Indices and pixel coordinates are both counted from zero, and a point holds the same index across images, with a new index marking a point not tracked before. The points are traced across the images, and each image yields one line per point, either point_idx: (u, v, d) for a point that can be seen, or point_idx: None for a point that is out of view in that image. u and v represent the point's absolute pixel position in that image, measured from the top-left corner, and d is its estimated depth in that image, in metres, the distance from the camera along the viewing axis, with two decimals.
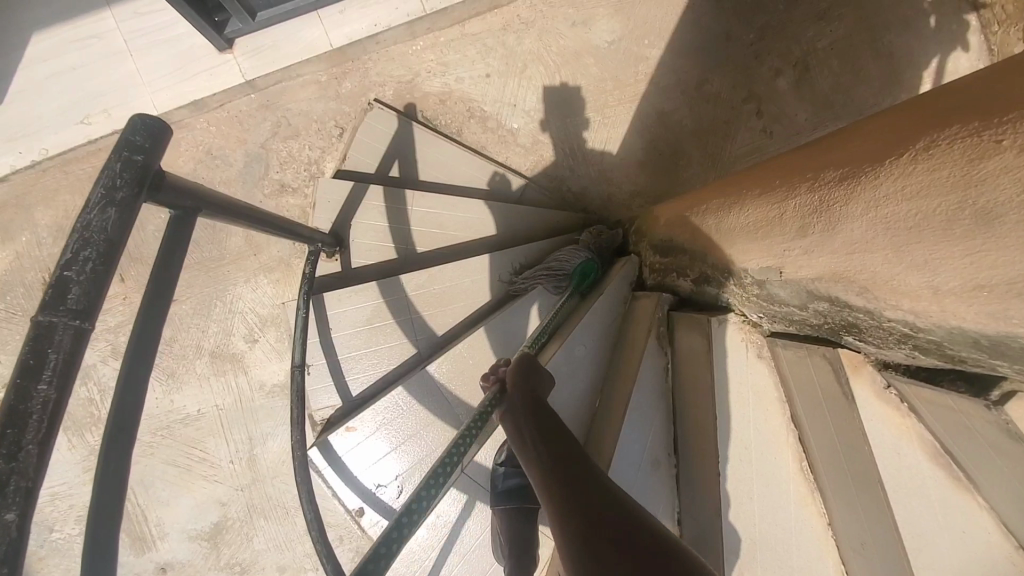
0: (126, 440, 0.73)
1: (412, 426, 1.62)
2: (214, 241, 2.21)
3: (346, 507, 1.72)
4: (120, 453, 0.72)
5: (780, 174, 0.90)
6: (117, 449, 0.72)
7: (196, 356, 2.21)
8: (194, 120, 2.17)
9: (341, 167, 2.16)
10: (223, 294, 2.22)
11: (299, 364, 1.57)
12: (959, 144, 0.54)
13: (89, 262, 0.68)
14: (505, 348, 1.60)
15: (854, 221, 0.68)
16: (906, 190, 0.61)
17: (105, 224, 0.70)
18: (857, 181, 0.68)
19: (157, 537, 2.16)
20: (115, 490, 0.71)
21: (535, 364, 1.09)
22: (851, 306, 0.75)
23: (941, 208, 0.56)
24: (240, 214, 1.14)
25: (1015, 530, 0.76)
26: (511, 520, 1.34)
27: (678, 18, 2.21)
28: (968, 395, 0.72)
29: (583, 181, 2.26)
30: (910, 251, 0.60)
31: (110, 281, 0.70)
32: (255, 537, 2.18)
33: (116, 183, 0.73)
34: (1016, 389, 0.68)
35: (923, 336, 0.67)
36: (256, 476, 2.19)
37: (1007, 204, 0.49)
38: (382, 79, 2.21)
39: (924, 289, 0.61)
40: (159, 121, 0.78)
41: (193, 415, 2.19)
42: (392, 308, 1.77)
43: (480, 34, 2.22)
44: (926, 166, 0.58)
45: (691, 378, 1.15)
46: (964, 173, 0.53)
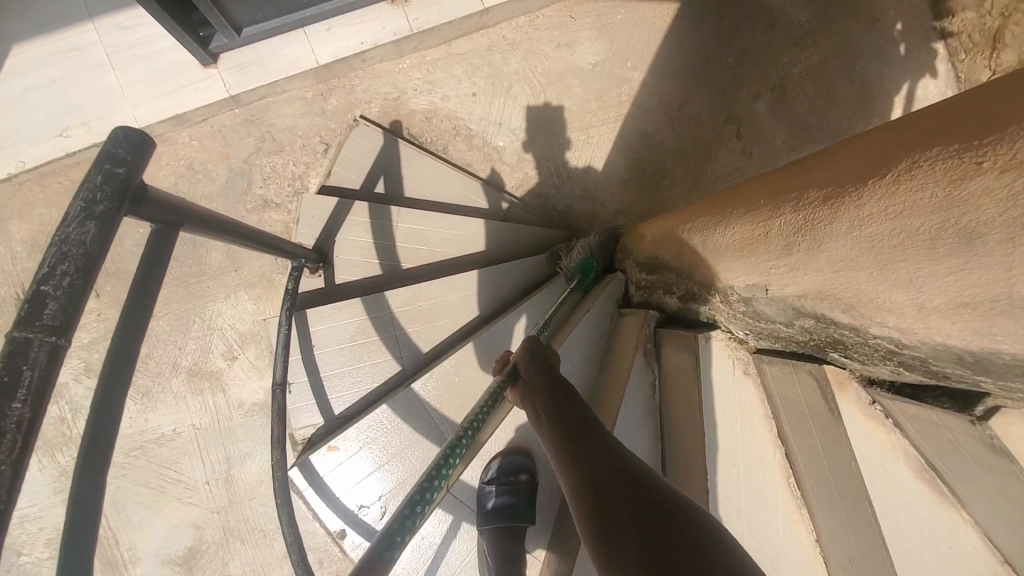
0: (101, 471, 0.70)
1: (396, 444, 1.59)
2: (194, 256, 2.17)
3: (328, 528, 1.68)
4: (94, 484, 0.69)
5: (764, 193, 0.91)
6: (90, 479, 0.69)
7: (172, 374, 2.15)
8: (176, 134, 2.15)
9: (326, 183, 2.14)
10: (203, 311, 2.18)
11: (281, 382, 1.53)
12: (941, 165, 0.56)
13: (67, 275, 0.66)
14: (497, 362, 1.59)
15: (839, 238, 0.69)
16: (888, 210, 0.62)
17: (84, 238, 0.68)
18: (841, 201, 0.69)
19: (128, 563, 2.08)
20: (87, 525, 0.67)
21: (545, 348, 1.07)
22: (837, 323, 0.76)
23: (925, 228, 0.57)
24: (224, 229, 1.12)
25: (1001, 545, 0.76)
26: (501, 542, 1.32)
27: (660, 42, 2.26)
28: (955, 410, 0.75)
29: (568, 199, 2.28)
30: (894, 269, 0.62)
31: (88, 297, 0.67)
32: (231, 562, 2.10)
33: (97, 196, 0.71)
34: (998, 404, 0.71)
35: (907, 352, 0.68)
36: (233, 498, 2.12)
37: (988, 225, 0.51)
38: (369, 96, 2.21)
39: (909, 306, 0.62)
40: (143, 134, 0.77)
41: (168, 435, 2.13)
42: (377, 325, 1.75)
43: (466, 54, 2.24)
44: (907, 188, 0.60)
45: (678, 394, 1.16)
46: (945, 193, 0.55)
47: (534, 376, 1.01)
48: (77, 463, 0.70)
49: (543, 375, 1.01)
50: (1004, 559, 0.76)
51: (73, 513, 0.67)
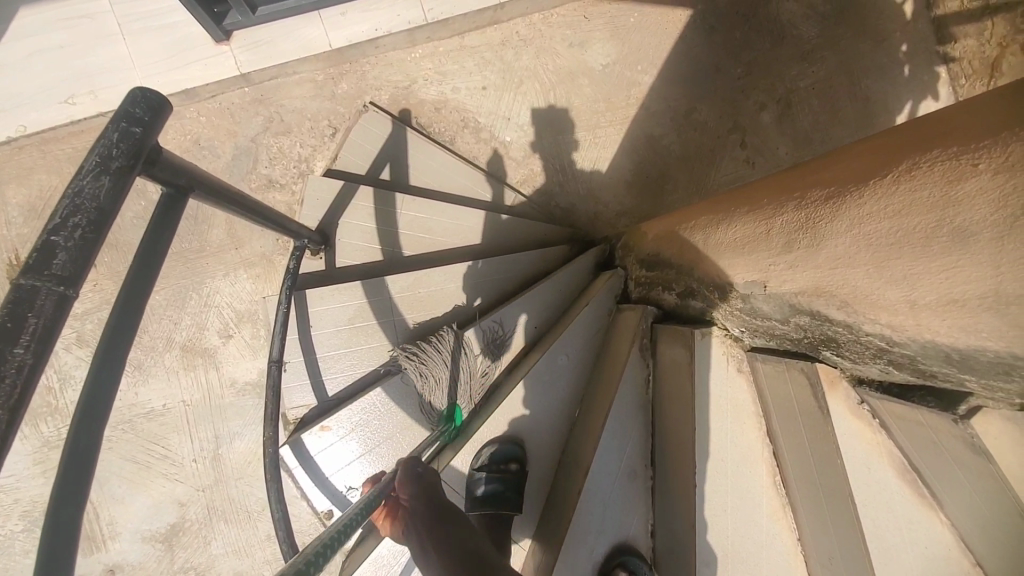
0: (98, 427, 0.71)
1: (388, 429, 1.60)
2: (195, 232, 2.17)
3: (314, 508, 1.69)
4: (90, 440, 0.71)
5: (768, 192, 0.93)
6: (86, 436, 0.70)
7: (165, 348, 2.14)
8: (184, 108, 2.15)
9: (332, 166, 2.14)
10: (200, 287, 2.17)
11: (276, 360, 1.53)
12: (939, 166, 0.59)
13: (79, 228, 0.67)
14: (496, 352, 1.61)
15: (838, 236, 0.70)
16: (887, 209, 0.64)
17: (97, 192, 0.69)
18: (841, 201, 0.71)
19: (108, 537, 2.09)
20: (80, 477, 0.69)
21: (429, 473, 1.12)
22: (831, 320, 0.77)
23: (921, 227, 0.59)
24: (231, 201, 1.13)
25: (973, 545, 0.79)
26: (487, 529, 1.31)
27: (671, 48, 2.28)
28: (939, 409, 0.79)
29: (570, 198, 2.30)
30: (889, 267, 0.63)
31: (97, 251, 0.68)
32: (213, 541, 2.11)
33: (112, 153, 0.72)
34: (981, 404, 0.75)
35: (897, 350, 0.70)
36: (219, 476, 2.13)
37: (981, 224, 0.53)
38: (379, 83, 2.22)
39: (901, 303, 0.63)
40: (160, 96, 0.78)
41: (158, 410, 2.13)
42: (375, 309, 1.75)
43: (478, 47, 2.25)
44: (906, 188, 0.62)
45: (673, 390, 1.17)
46: (942, 194, 0.57)
47: (416, 500, 1.06)
48: (74, 419, 0.71)
49: (421, 499, 1.06)
50: (975, 560, 0.79)
51: (66, 470, 0.68)
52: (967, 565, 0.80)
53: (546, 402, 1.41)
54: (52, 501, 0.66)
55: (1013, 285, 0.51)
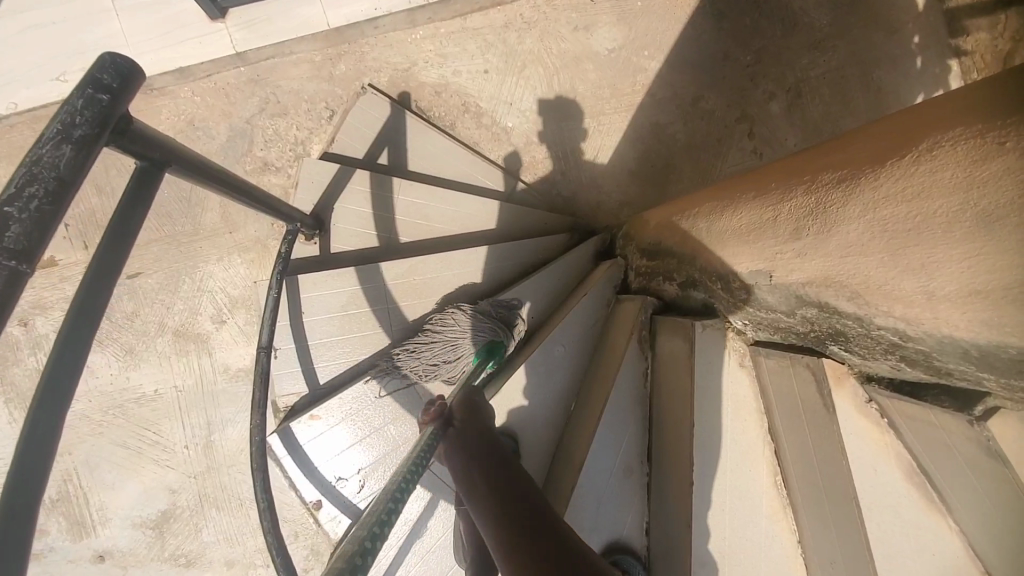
0: (58, 411, 0.67)
1: (379, 419, 1.57)
2: (189, 214, 2.12)
3: (303, 498, 1.62)
4: (49, 425, 0.66)
5: (777, 176, 0.88)
6: (45, 421, 0.66)
7: (158, 333, 2.11)
8: (178, 88, 2.09)
9: (328, 149, 2.10)
10: (193, 271, 2.13)
11: (266, 346, 1.48)
12: (962, 145, 0.54)
13: (35, 199, 0.62)
14: None
15: (851, 222, 0.65)
16: (905, 192, 0.59)
17: (57, 161, 0.65)
18: (855, 183, 0.66)
19: (98, 522, 2.07)
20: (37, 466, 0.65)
21: (478, 404, 0.92)
22: (840, 313, 0.72)
23: (942, 212, 0.54)
24: (214, 178, 1.08)
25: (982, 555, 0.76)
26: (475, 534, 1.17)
27: (679, 33, 2.21)
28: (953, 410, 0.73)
29: (573, 186, 2.24)
30: (906, 255, 0.58)
31: (56, 223, 0.64)
32: (203, 528, 2.09)
33: (75, 120, 0.67)
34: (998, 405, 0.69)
35: (911, 346, 0.65)
36: (211, 463, 2.10)
37: (1009, 206, 0.48)
38: (378, 65, 2.16)
39: (918, 295, 0.58)
40: (131, 63, 0.73)
41: (149, 395, 2.09)
42: (369, 297, 1.70)
43: (481, 29, 2.19)
44: (927, 168, 0.57)
45: (670, 383, 1.12)
46: (966, 174, 0.52)
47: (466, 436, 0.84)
48: (32, 401, 0.67)
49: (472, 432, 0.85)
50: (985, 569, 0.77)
51: (21, 455, 0.64)
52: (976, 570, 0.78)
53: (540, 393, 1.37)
54: (4, 489, 0.62)
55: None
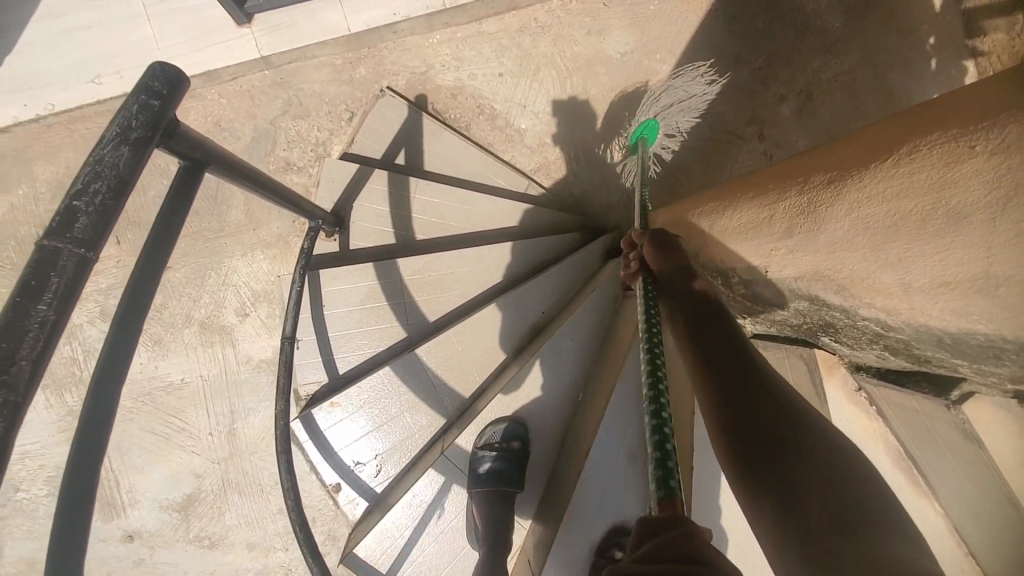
0: (114, 389, 0.75)
1: (395, 408, 1.64)
2: (214, 211, 2.21)
3: (322, 481, 1.71)
4: (105, 400, 0.74)
5: (774, 179, 0.92)
6: (104, 394, 0.74)
7: (185, 325, 2.20)
8: (206, 90, 2.18)
9: (348, 149, 2.18)
10: (218, 266, 2.22)
11: (289, 336, 1.56)
12: (937, 149, 0.58)
13: (99, 195, 0.70)
14: (509, 328, 1.63)
15: (838, 221, 0.70)
16: (886, 192, 0.63)
17: (117, 161, 0.72)
18: (842, 185, 0.71)
19: (128, 504, 2.17)
20: (97, 435, 0.72)
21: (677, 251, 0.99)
22: (829, 305, 0.77)
23: (918, 209, 0.59)
24: (248, 175, 1.15)
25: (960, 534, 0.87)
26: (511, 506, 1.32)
27: (690, 37, 2.26)
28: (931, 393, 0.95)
29: (585, 187, 2.29)
30: (885, 250, 0.63)
31: (117, 216, 0.71)
32: (227, 512, 2.19)
33: (131, 124, 0.75)
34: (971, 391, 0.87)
35: (892, 335, 0.70)
36: (234, 450, 2.19)
37: (976, 205, 0.53)
38: (396, 68, 2.24)
39: (895, 287, 0.63)
40: (179, 72, 0.81)
41: (177, 383, 2.19)
42: (386, 291, 1.77)
43: (496, 34, 2.26)
44: (907, 170, 0.61)
45: None
46: (940, 176, 0.57)
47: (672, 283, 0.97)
48: (92, 378, 0.75)
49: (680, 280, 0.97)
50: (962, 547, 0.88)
51: (87, 423, 0.72)
52: None
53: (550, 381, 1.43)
54: (70, 450, 0.71)
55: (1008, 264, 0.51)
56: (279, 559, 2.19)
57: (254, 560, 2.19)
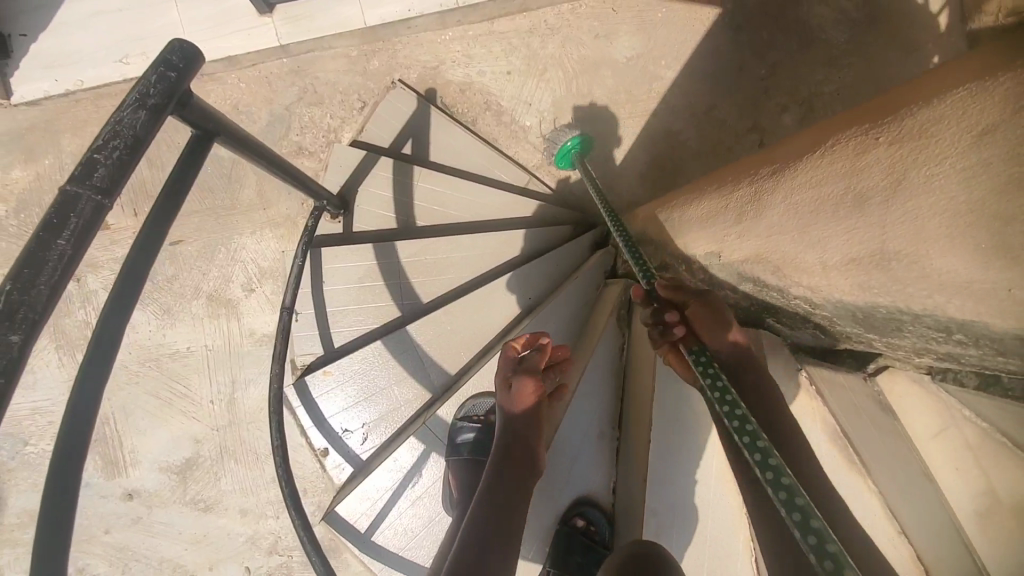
0: (118, 326, 0.83)
1: (384, 381, 1.72)
2: (228, 190, 2.32)
3: (312, 445, 1.80)
4: (110, 334, 0.82)
5: (736, 173, 0.99)
6: (109, 331, 0.82)
7: (193, 297, 2.31)
8: (226, 74, 2.29)
9: (358, 137, 2.28)
10: (229, 243, 2.32)
11: (288, 307, 1.64)
12: (854, 141, 0.65)
13: (117, 150, 0.78)
14: (498, 309, 1.71)
15: (777, 207, 0.77)
16: (814, 180, 0.70)
17: (135, 122, 0.80)
18: (779, 176, 0.79)
19: (129, 463, 2.28)
20: (100, 366, 0.80)
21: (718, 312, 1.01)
22: (768, 286, 0.84)
23: (834, 194, 0.66)
24: (266, 159, 1.30)
25: (902, 518, 0.92)
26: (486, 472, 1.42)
27: (696, 45, 2.33)
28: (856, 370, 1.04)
29: (584, 185, 2.37)
30: (809, 231, 0.70)
31: (132, 170, 0.79)
32: (222, 478, 2.29)
33: (150, 91, 0.84)
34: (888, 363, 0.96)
35: (819, 313, 0.77)
36: (233, 418, 2.29)
37: (874, 188, 0.60)
38: (408, 62, 2.33)
39: (817, 266, 0.70)
40: (195, 49, 0.90)
41: (183, 351, 2.30)
42: (383, 271, 1.86)
43: (506, 33, 2.34)
44: (830, 160, 0.68)
45: (640, 354, 1.26)
46: (852, 165, 0.64)
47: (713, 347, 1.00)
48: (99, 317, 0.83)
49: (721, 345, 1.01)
50: (901, 529, 0.92)
51: (93, 354, 0.80)
52: (892, 529, 0.93)
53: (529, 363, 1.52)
54: (77, 378, 0.79)
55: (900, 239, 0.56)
56: (269, 526, 2.29)
57: (245, 526, 2.29)
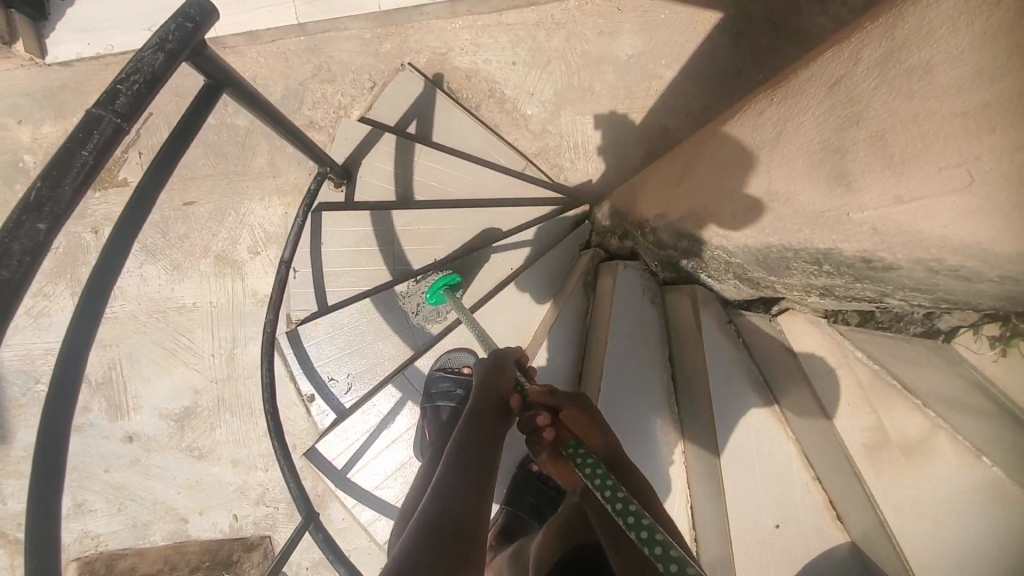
0: None
1: (370, 335, 1.86)
2: (241, 157, 2.46)
3: (299, 391, 1.92)
4: None
5: (681, 150, 1.15)
6: None
7: (202, 256, 2.45)
8: (246, 48, 2.44)
9: (366, 114, 2.40)
10: (238, 207, 2.46)
11: (286, 260, 1.77)
12: (760, 108, 0.81)
13: (137, 84, 0.90)
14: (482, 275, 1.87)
15: (707, 169, 0.92)
16: (732, 144, 0.85)
17: (154, 61, 0.93)
18: (712, 146, 0.94)
19: (132, 407, 2.42)
20: None
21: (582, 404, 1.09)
22: (696, 240, 0.98)
23: (745, 151, 0.81)
24: (277, 122, 1.45)
25: (815, 465, 1.11)
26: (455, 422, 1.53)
27: (696, 48, 2.44)
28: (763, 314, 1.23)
29: (580, 175, 2.48)
30: (725, 186, 0.84)
31: (150, 102, 0.91)
32: (218, 428, 2.42)
33: (169, 38, 0.96)
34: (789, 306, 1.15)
35: (734, 263, 0.90)
36: (231, 372, 2.42)
37: (768, 142, 0.74)
38: (418, 47, 2.46)
39: (729, 215, 0.83)
40: (211, 6, 1.02)
41: (189, 306, 2.44)
42: (378, 238, 1.98)
43: (513, 25, 2.46)
44: (744, 126, 0.84)
45: (599, 314, 1.46)
46: (756, 126, 0.79)
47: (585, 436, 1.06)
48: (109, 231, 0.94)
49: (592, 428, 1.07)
50: (815, 475, 1.11)
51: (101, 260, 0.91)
52: (806, 475, 1.12)
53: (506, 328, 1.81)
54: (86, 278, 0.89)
55: (892, 149, 0.54)
56: (258, 478, 2.41)
57: (236, 475, 2.41)
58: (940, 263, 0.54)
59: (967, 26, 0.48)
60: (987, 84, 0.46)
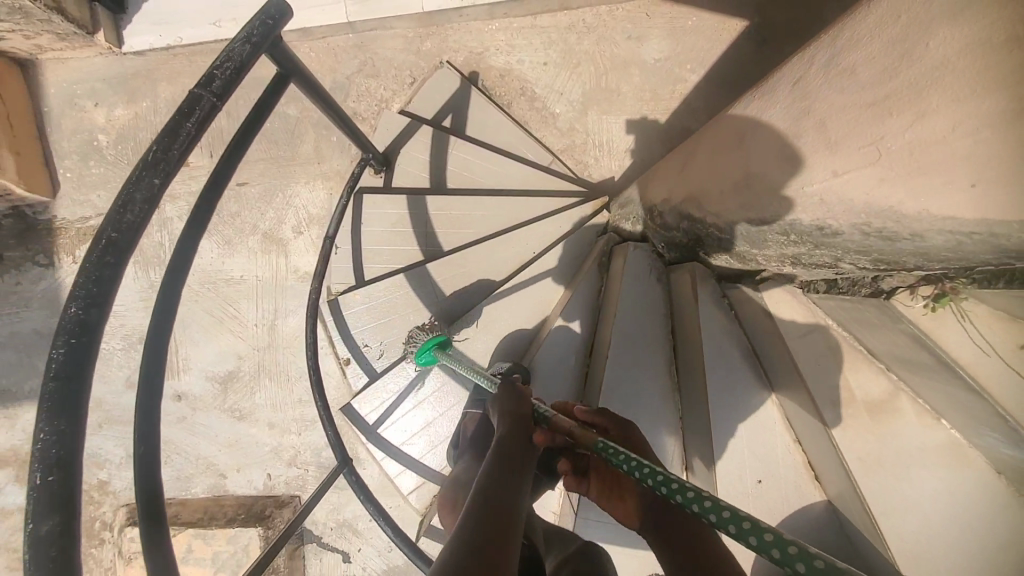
0: None
1: (403, 307, 2.06)
2: (289, 144, 2.67)
3: (337, 355, 2.12)
4: None
5: (686, 145, 1.36)
6: None
7: (251, 233, 2.66)
8: (300, 44, 2.65)
9: (406, 107, 2.58)
10: (285, 189, 2.67)
11: (330, 236, 1.96)
12: (745, 110, 1.02)
13: (229, 70, 1.08)
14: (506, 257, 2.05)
15: (708, 161, 1.12)
16: (726, 139, 1.06)
17: (242, 52, 1.11)
18: (710, 141, 1.14)
19: (182, 368, 2.65)
20: None
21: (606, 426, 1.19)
22: (697, 216, 1.17)
23: (735, 145, 1.02)
24: (332, 110, 1.63)
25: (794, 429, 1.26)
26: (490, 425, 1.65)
27: (720, 54, 2.55)
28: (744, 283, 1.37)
29: (603, 171, 2.62)
30: (721, 174, 1.05)
31: (237, 85, 1.09)
32: (257, 392, 2.63)
33: (254, 32, 1.14)
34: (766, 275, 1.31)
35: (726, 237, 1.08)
36: (272, 341, 2.63)
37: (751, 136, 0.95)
38: (457, 47, 2.63)
39: (725, 195, 1.03)
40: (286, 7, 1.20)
41: (237, 278, 2.66)
42: (414, 220, 2.17)
43: (546, 28, 2.61)
44: (735, 124, 1.05)
45: (609, 291, 1.63)
46: (743, 125, 1.00)
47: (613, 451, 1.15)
48: None
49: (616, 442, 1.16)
50: (795, 438, 1.27)
51: None
52: (788, 437, 1.28)
53: (527, 304, 1.97)
54: None
55: (888, 106, 0.65)
56: (291, 441, 2.61)
57: (271, 437, 2.62)
58: (869, 225, 0.75)
59: (895, 22, 0.67)
60: (930, 49, 0.61)
